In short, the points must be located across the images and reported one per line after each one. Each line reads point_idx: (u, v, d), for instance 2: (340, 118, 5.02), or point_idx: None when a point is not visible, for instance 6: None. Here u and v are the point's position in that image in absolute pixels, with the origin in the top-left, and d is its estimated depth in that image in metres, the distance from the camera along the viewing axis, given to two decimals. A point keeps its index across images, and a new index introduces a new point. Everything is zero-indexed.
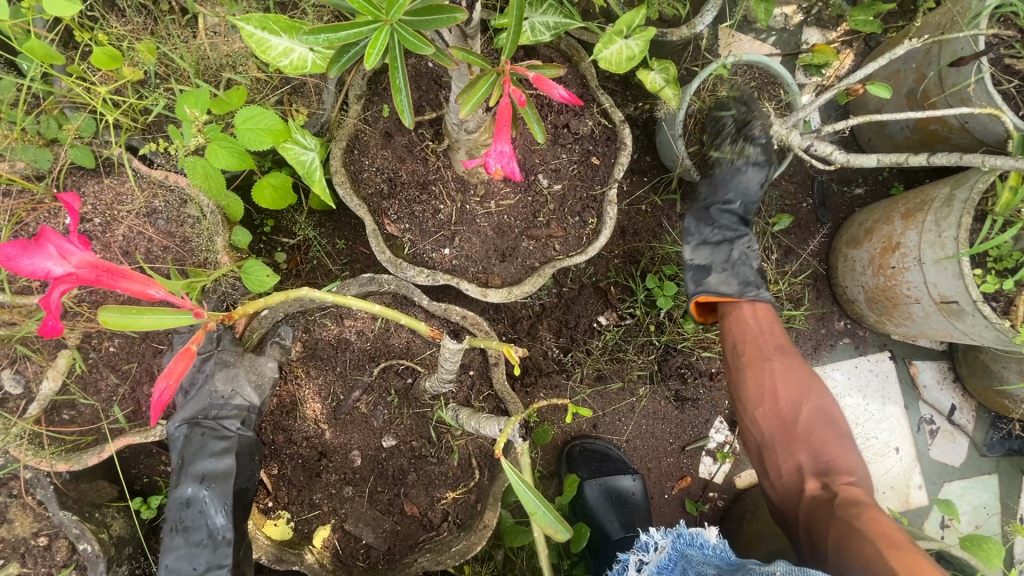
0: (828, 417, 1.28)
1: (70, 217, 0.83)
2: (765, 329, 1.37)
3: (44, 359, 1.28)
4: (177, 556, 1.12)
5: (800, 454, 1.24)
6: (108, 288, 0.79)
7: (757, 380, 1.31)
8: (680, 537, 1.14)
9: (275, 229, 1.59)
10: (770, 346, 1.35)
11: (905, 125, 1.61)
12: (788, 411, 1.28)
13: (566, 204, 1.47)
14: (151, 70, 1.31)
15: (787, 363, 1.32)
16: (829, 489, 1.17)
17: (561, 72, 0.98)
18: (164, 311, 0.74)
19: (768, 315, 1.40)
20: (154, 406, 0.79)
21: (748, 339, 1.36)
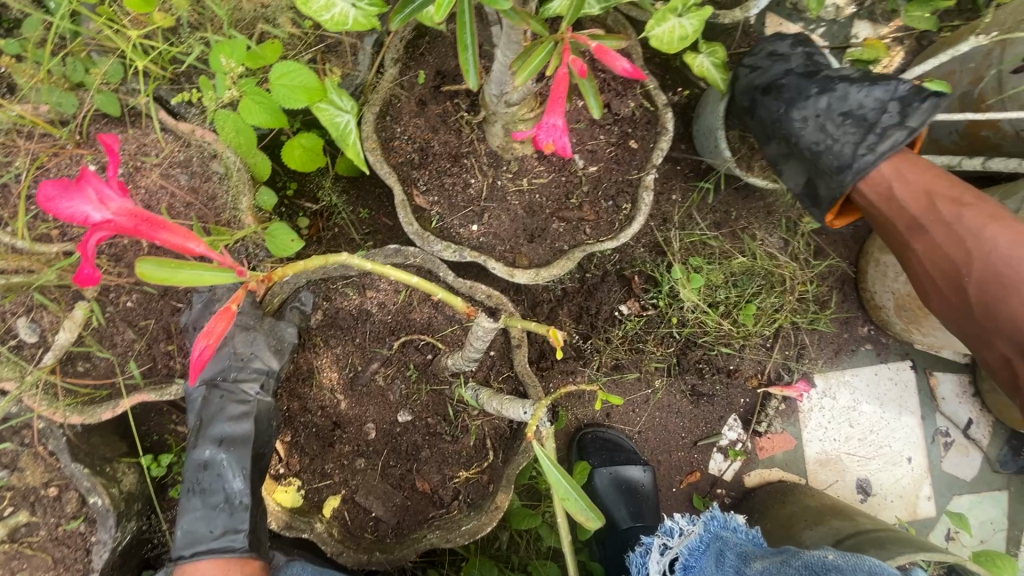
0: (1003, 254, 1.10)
1: (110, 159, 0.77)
2: (888, 205, 1.24)
3: (61, 309, 1.26)
4: (193, 518, 1.13)
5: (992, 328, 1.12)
6: (147, 238, 0.76)
7: (936, 265, 1.19)
8: (714, 520, 1.46)
9: (298, 193, 1.55)
10: (973, 214, 1.15)
11: (954, 129, 1.55)
12: (936, 264, 1.19)
13: (600, 187, 1.43)
14: (183, 17, 1.25)
15: (932, 237, 1.19)
16: None
17: (624, 44, 0.94)
18: (206, 268, 0.69)
19: (904, 165, 1.24)
20: (193, 365, 0.74)
21: (885, 222, 1.26)
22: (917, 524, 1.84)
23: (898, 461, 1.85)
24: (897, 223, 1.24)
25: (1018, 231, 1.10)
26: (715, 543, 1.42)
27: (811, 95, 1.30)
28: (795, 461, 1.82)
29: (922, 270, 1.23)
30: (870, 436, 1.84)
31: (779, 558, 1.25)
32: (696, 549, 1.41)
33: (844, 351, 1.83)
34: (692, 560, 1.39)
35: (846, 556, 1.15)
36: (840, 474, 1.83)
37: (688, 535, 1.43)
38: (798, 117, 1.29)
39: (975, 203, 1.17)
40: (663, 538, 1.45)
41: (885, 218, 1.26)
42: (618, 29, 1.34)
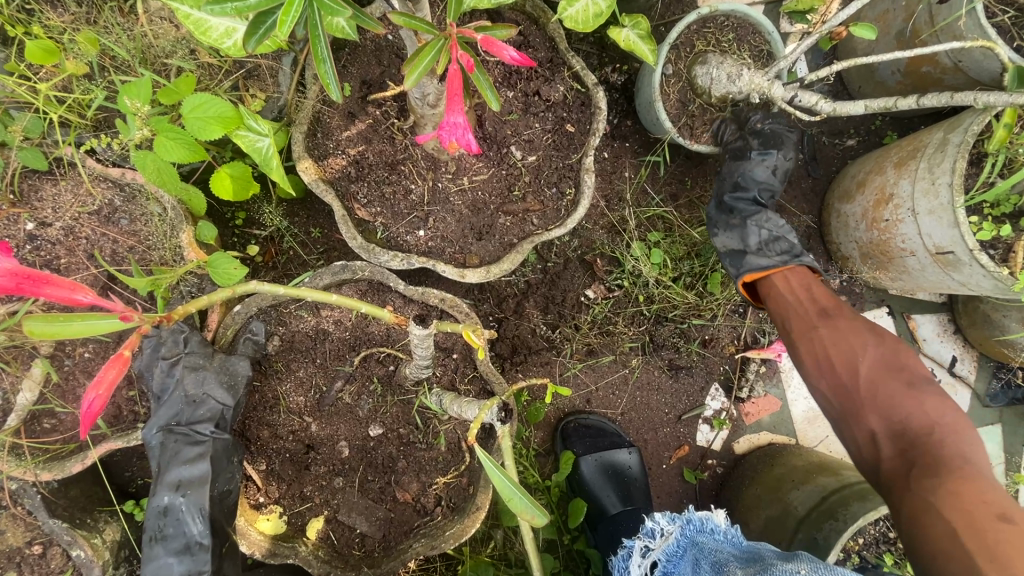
0: (895, 364, 1.20)
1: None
2: (802, 296, 1.36)
3: (18, 369, 1.26)
4: (157, 565, 1.13)
5: (868, 417, 1.17)
6: (31, 296, 0.75)
7: (816, 365, 1.26)
8: (690, 523, 1.33)
9: (247, 222, 1.54)
10: (803, 320, 1.32)
11: (896, 68, 1.53)
12: (838, 351, 1.24)
13: (542, 175, 1.41)
14: (95, 63, 1.26)
15: (835, 325, 1.28)
16: (908, 454, 1.09)
17: (514, 33, 0.92)
18: (94, 317, 0.70)
19: (809, 278, 1.41)
20: (84, 416, 0.75)
21: (835, 347, 1.25)
22: None
23: None
24: (812, 345, 1.28)
25: (925, 391, 1.14)
26: (692, 549, 1.28)
27: (739, 193, 1.52)
28: (782, 422, 1.82)
29: (818, 351, 1.27)
30: None
31: (754, 569, 1.09)
32: (674, 554, 1.30)
33: None
34: (671, 566, 1.29)
35: (819, 571, 1.01)
36: (829, 428, 1.82)
37: (666, 538, 1.33)
38: (734, 195, 1.53)
39: (895, 378, 1.18)
40: (643, 539, 1.35)
41: (799, 309, 1.35)
42: (538, 14, 1.34)
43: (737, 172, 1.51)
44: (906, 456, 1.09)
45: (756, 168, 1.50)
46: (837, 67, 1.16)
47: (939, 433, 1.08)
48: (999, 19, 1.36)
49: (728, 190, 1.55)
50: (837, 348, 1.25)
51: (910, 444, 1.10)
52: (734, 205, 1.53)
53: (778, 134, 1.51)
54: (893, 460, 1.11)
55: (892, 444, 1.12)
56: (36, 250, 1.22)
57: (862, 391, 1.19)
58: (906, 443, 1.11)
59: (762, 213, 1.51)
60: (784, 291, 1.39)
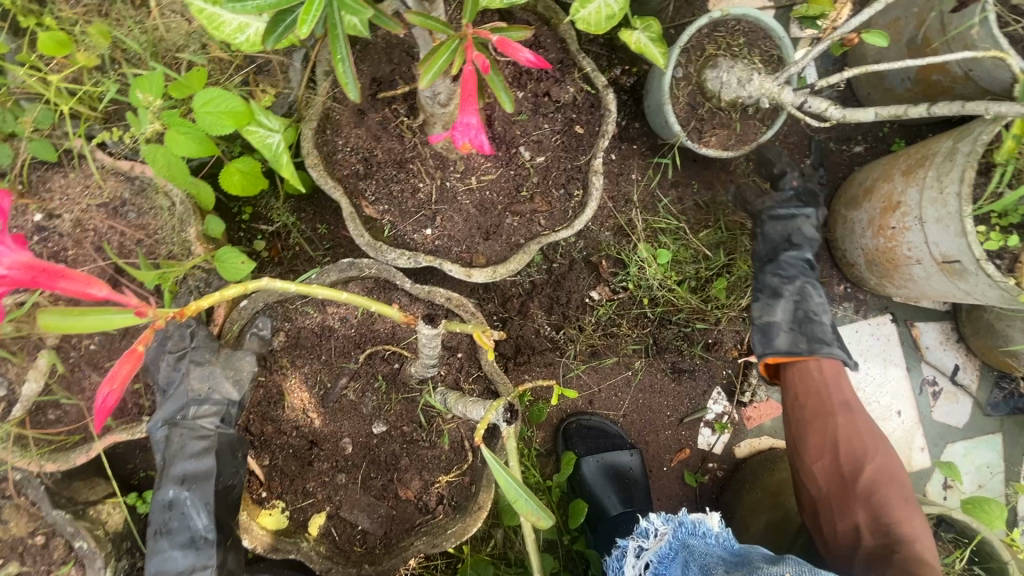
0: (899, 493, 1.33)
1: (2, 215, 0.80)
2: (831, 383, 1.47)
3: (24, 360, 1.26)
4: (161, 558, 1.13)
5: (857, 512, 1.31)
6: (47, 289, 0.77)
7: (819, 447, 1.41)
8: (681, 525, 1.25)
9: (253, 217, 1.54)
10: (821, 404, 1.44)
11: (905, 76, 1.53)
12: (847, 450, 1.38)
13: (550, 176, 1.41)
14: (106, 55, 1.26)
15: (851, 420, 1.42)
16: (886, 549, 1.25)
17: (529, 36, 0.92)
18: (105, 311, 0.71)
19: (835, 372, 1.48)
20: (98, 411, 0.75)
21: (848, 437, 1.39)
22: (913, 478, 1.83)
23: (888, 415, 1.83)
24: (823, 429, 1.41)
25: (918, 524, 1.29)
26: (682, 552, 1.22)
27: (792, 264, 1.57)
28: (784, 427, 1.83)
29: (829, 439, 1.40)
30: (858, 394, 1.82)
31: (742, 575, 1.08)
32: (666, 557, 1.22)
33: None
34: (662, 569, 1.20)
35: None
36: None
37: (659, 539, 1.24)
38: (789, 260, 1.58)
39: (897, 505, 1.31)
40: (637, 539, 1.28)
41: (817, 398, 1.45)
42: (550, 14, 1.34)
43: (796, 234, 1.59)
44: (887, 550, 1.24)
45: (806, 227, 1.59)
46: (846, 75, 1.17)
47: (918, 546, 1.24)
48: (1012, 28, 1.36)
49: (779, 255, 1.59)
50: (846, 436, 1.40)
51: (892, 541, 1.25)
52: (795, 280, 1.57)
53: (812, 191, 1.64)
54: (872, 551, 1.26)
55: (875, 537, 1.28)
56: (44, 242, 1.22)
57: (860, 485, 1.34)
58: (888, 543, 1.26)
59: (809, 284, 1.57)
60: (811, 380, 1.48)
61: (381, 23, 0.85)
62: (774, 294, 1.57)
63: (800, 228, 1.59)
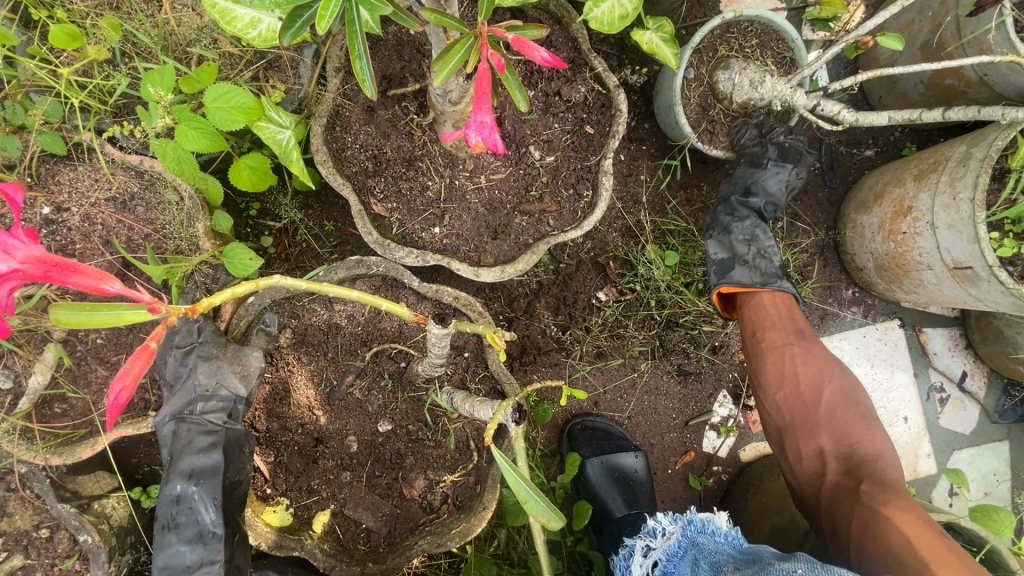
0: (856, 409, 1.32)
1: (14, 210, 0.80)
2: (786, 315, 1.42)
3: (30, 353, 1.25)
4: (168, 553, 1.13)
5: (822, 437, 1.29)
6: (58, 284, 0.76)
7: (779, 379, 1.36)
8: (690, 524, 1.25)
9: (261, 213, 1.54)
10: (780, 336, 1.39)
11: (919, 80, 1.51)
12: (805, 373, 1.34)
13: (559, 176, 1.41)
14: (117, 49, 1.25)
15: (808, 348, 1.37)
16: (850, 472, 1.23)
17: (545, 34, 0.92)
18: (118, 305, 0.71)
19: (789, 305, 1.44)
20: (110, 408, 0.73)
21: (806, 365, 1.35)
22: (919, 484, 1.82)
23: (895, 421, 1.82)
24: (777, 360, 1.37)
25: (879, 440, 1.29)
26: (692, 550, 1.22)
27: (747, 209, 1.54)
28: None
29: (789, 369, 1.36)
30: None
31: (751, 572, 1.03)
32: (675, 555, 1.24)
33: (830, 317, 1.81)
34: (671, 567, 1.23)
35: (816, 571, 0.93)
36: None
37: (668, 539, 1.25)
38: (749, 203, 1.54)
39: (859, 427, 1.30)
40: (645, 539, 1.29)
41: (777, 329, 1.40)
42: (561, 13, 1.33)
43: (755, 184, 1.52)
44: (851, 475, 1.23)
45: (770, 178, 1.52)
46: (862, 78, 1.16)
47: (881, 463, 1.25)
48: None
49: (748, 195, 1.53)
50: (806, 364, 1.35)
51: (855, 464, 1.24)
52: (746, 226, 1.52)
53: (797, 149, 1.54)
54: (837, 475, 1.24)
55: (838, 462, 1.26)
56: (51, 235, 1.21)
57: (820, 412, 1.31)
58: (852, 466, 1.25)
59: (762, 228, 1.54)
60: (767, 314, 1.42)
61: (397, 19, 0.86)
62: (725, 233, 1.53)
63: (764, 182, 1.52)
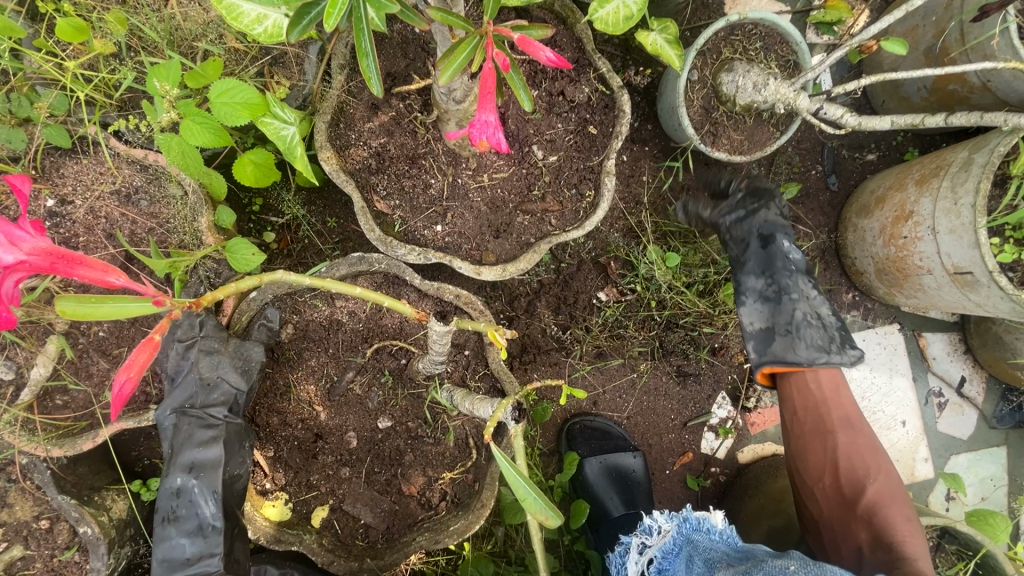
0: (903, 506, 1.24)
1: (20, 200, 0.81)
2: (832, 396, 1.38)
3: (32, 345, 1.26)
4: (168, 545, 1.14)
5: (860, 532, 1.23)
6: (64, 275, 0.77)
7: (818, 464, 1.34)
8: (686, 521, 1.25)
9: (264, 208, 1.54)
10: (822, 419, 1.36)
11: (922, 85, 1.52)
12: (845, 463, 1.31)
13: (562, 176, 1.41)
14: (122, 43, 1.26)
15: (853, 438, 1.33)
16: (886, 565, 1.14)
17: (551, 34, 0.92)
18: (125, 298, 0.72)
19: (837, 385, 1.39)
20: (114, 400, 0.75)
21: (849, 453, 1.31)
22: (916, 488, 1.83)
23: (893, 425, 1.83)
24: (818, 446, 1.35)
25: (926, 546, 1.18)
26: (686, 547, 1.21)
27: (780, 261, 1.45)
28: None
29: (828, 456, 1.33)
30: (862, 403, 1.82)
31: (744, 567, 1.03)
32: (670, 552, 1.23)
33: None
34: (666, 564, 1.22)
35: (810, 569, 0.95)
36: None
37: (663, 535, 1.25)
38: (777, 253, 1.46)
39: (901, 524, 1.20)
40: (641, 536, 1.30)
41: (818, 410, 1.37)
42: (566, 13, 1.33)
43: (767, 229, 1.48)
44: (887, 567, 1.14)
45: (768, 218, 1.49)
46: (866, 82, 1.16)
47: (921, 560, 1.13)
48: None
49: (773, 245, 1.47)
50: (850, 452, 1.32)
51: (893, 558, 1.15)
52: (790, 280, 1.44)
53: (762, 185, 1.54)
54: (872, 568, 1.16)
55: (875, 554, 1.18)
56: (55, 227, 1.22)
57: (858, 504, 1.26)
58: (889, 557, 1.15)
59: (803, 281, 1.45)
60: (811, 392, 1.39)
61: (405, 18, 0.86)
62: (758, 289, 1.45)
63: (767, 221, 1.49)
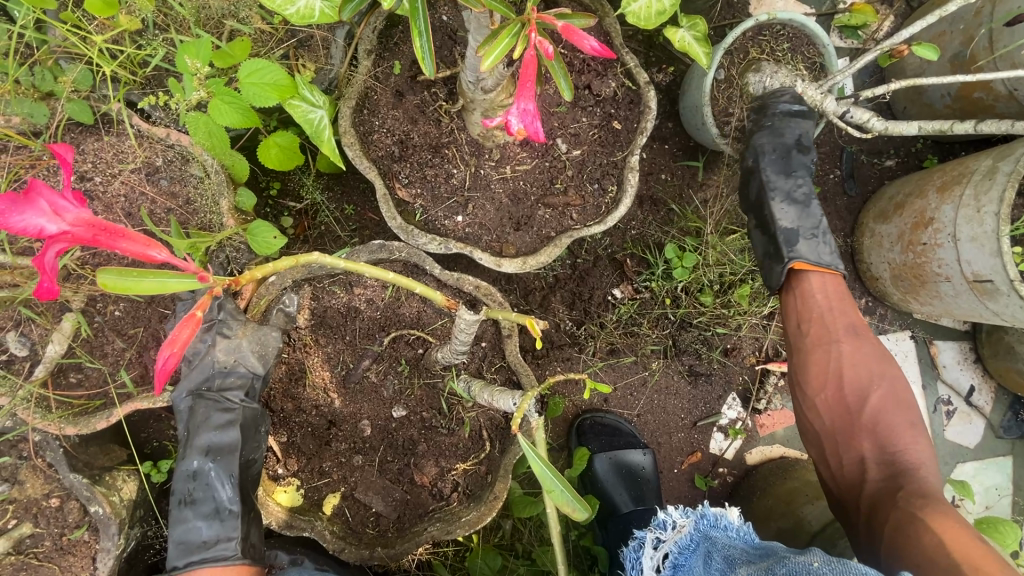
0: (903, 406, 1.25)
1: (65, 170, 0.80)
2: (838, 306, 1.32)
3: (49, 322, 1.25)
4: (184, 528, 1.13)
5: (862, 443, 1.22)
6: (107, 248, 0.78)
7: (822, 378, 1.29)
8: (703, 518, 1.25)
9: (282, 192, 1.53)
10: (826, 330, 1.30)
11: (946, 91, 1.51)
12: (851, 372, 1.26)
13: (585, 170, 1.40)
14: (149, 19, 1.25)
15: (857, 346, 1.28)
16: (893, 481, 1.16)
17: (592, 23, 0.92)
18: (166, 275, 0.75)
19: (841, 291, 1.35)
20: (158, 375, 0.76)
21: (854, 361, 1.27)
22: None
23: None
24: (819, 357, 1.29)
25: (926, 452, 1.21)
26: (704, 544, 1.21)
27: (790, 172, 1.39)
28: (796, 436, 1.83)
29: (832, 369, 1.28)
30: None
31: (766, 564, 1.02)
32: (686, 547, 1.24)
33: None
34: (682, 559, 1.23)
35: (832, 565, 0.92)
36: None
37: (679, 531, 1.26)
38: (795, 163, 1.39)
39: (902, 433, 1.21)
40: (655, 531, 1.30)
41: (821, 321, 1.31)
42: (596, 7, 1.32)
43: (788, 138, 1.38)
44: (893, 483, 1.16)
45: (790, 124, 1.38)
46: (894, 87, 1.15)
47: (925, 473, 1.17)
48: None
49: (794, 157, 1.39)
50: (856, 364, 1.26)
51: (898, 473, 1.17)
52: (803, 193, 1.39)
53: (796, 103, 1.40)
54: (879, 483, 1.18)
55: (880, 468, 1.19)
56: None
57: (861, 415, 1.24)
58: (894, 473, 1.17)
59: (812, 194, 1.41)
60: (814, 303, 1.33)
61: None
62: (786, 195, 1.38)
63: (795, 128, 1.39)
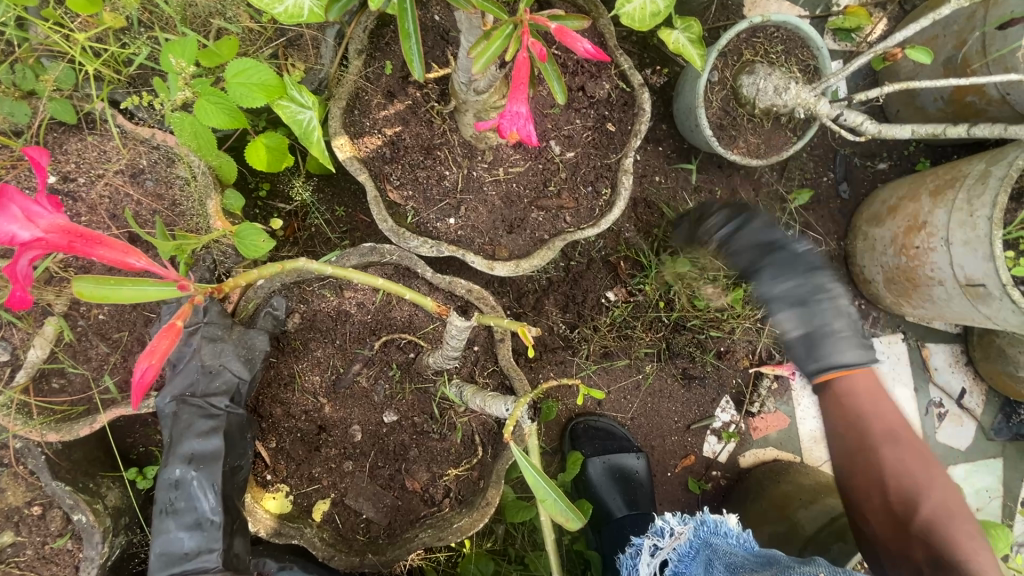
0: (957, 514, 1.14)
1: (39, 175, 0.78)
2: (875, 407, 1.27)
3: (30, 326, 1.22)
4: (166, 538, 1.11)
5: (916, 551, 1.12)
6: (82, 255, 0.75)
7: (864, 485, 1.23)
8: (703, 524, 1.25)
9: (271, 193, 1.50)
10: (863, 435, 1.25)
11: (939, 95, 1.51)
12: (894, 480, 1.19)
13: (578, 172, 1.39)
14: (134, 16, 1.22)
15: (899, 453, 1.22)
16: None
17: (585, 25, 0.92)
18: (144, 283, 0.73)
19: (877, 391, 1.28)
20: (136, 386, 0.74)
21: (900, 468, 1.20)
22: None
23: None
24: (861, 464, 1.24)
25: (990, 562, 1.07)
26: (704, 551, 1.20)
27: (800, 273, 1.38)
28: (789, 439, 1.82)
29: (872, 476, 1.22)
30: None
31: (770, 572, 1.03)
32: (685, 555, 1.22)
33: None
34: (682, 567, 1.21)
35: None
36: None
37: (677, 538, 1.25)
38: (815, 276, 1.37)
39: (960, 542, 1.09)
40: (653, 538, 1.30)
41: (853, 425, 1.27)
42: (589, 7, 1.31)
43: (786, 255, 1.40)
44: None
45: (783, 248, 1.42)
46: (887, 90, 1.16)
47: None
48: None
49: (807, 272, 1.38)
50: (903, 472, 1.20)
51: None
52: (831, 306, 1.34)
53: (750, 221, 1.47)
54: None
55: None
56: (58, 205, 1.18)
57: (911, 521, 1.15)
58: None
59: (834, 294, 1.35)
60: (850, 404, 1.28)
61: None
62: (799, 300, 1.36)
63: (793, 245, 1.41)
